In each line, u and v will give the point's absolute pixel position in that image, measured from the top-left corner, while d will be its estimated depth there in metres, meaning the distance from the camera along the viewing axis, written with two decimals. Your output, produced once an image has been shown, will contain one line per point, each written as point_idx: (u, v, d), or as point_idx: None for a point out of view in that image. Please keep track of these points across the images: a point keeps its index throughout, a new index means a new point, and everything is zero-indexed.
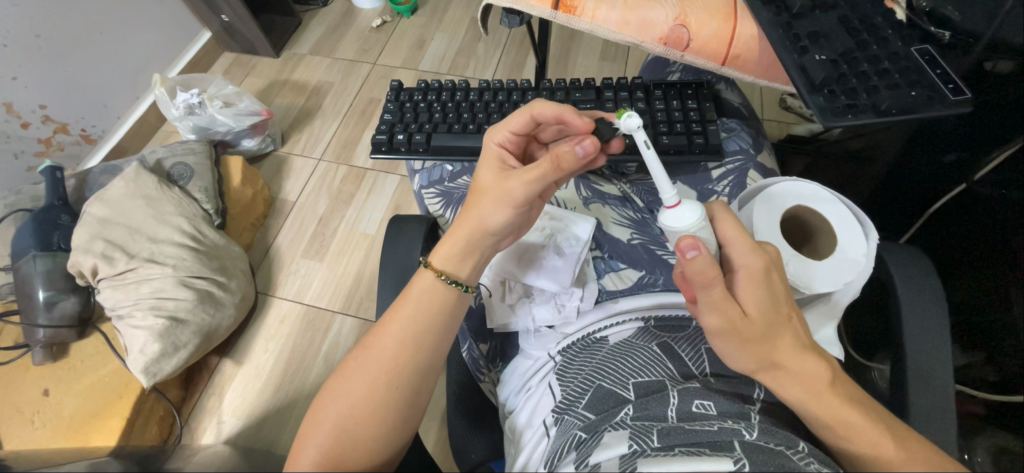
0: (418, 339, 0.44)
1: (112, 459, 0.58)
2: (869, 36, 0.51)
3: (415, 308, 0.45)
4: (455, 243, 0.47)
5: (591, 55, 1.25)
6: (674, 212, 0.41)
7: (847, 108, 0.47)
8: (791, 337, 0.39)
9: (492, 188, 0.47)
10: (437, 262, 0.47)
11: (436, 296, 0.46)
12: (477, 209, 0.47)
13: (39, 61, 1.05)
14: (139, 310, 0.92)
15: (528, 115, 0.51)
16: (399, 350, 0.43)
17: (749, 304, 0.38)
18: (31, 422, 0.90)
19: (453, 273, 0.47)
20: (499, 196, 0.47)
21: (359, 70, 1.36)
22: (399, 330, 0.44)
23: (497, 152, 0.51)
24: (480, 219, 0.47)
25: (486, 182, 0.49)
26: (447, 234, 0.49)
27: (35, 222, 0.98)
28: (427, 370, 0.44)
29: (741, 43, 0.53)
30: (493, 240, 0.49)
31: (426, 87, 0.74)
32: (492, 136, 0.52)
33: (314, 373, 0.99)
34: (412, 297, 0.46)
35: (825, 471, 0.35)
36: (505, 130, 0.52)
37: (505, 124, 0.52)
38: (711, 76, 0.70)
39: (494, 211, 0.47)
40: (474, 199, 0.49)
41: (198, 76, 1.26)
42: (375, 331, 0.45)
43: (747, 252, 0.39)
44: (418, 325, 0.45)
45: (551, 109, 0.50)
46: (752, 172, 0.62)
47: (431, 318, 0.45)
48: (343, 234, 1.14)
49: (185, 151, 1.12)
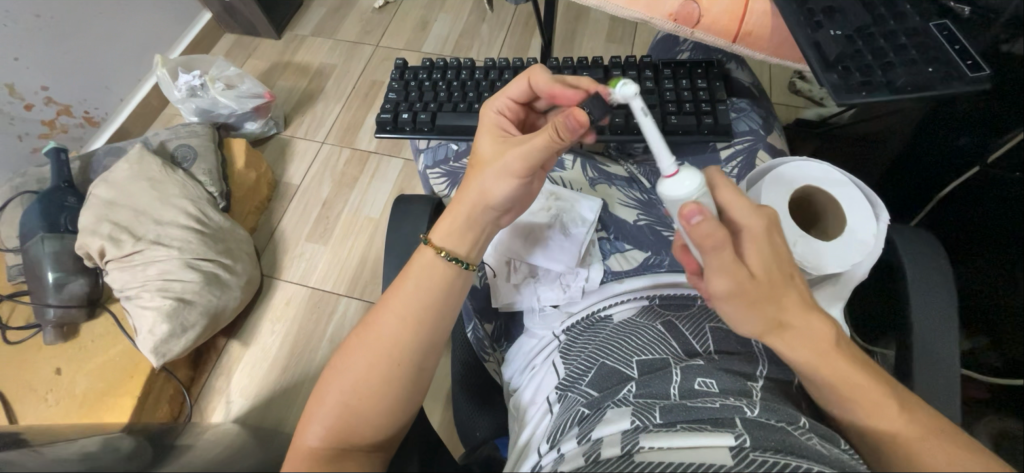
0: (419, 316, 0.44)
1: (124, 435, 0.59)
2: (886, 10, 0.49)
3: (416, 286, 0.45)
4: (456, 220, 0.47)
5: (597, 36, 1.23)
6: (674, 180, 0.38)
7: (862, 86, 0.46)
8: (798, 296, 0.38)
9: (493, 161, 0.48)
10: (437, 240, 0.47)
11: (436, 273, 0.46)
12: (477, 183, 0.47)
13: (39, 41, 1.04)
14: (146, 292, 0.93)
15: (526, 82, 0.52)
16: (400, 327, 0.44)
17: (756, 265, 0.37)
18: (44, 400, 0.91)
19: (454, 250, 0.47)
20: (500, 169, 0.47)
21: (362, 52, 1.34)
22: (401, 309, 0.44)
23: (496, 122, 0.52)
24: (478, 192, 0.47)
25: (485, 154, 0.49)
26: (446, 211, 0.49)
27: (41, 203, 0.99)
28: (430, 349, 0.44)
29: (754, 18, 0.52)
30: (494, 213, 0.49)
31: (431, 66, 0.73)
32: (490, 106, 0.53)
33: (320, 354, 1.01)
34: (412, 274, 0.46)
35: (826, 447, 0.35)
36: (504, 97, 0.53)
37: (505, 90, 0.53)
38: (721, 55, 0.69)
39: (496, 182, 0.47)
40: (474, 173, 0.49)
41: (200, 58, 1.24)
42: (377, 311, 0.45)
43: (747, 212, 0.37)
44: (420, 303, 0.45)
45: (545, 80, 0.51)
46: (761, 153, 0.61)
47: (433, 296, 0.45)
48: (347, 218, 1.14)
49: (188, 133, 1.11)
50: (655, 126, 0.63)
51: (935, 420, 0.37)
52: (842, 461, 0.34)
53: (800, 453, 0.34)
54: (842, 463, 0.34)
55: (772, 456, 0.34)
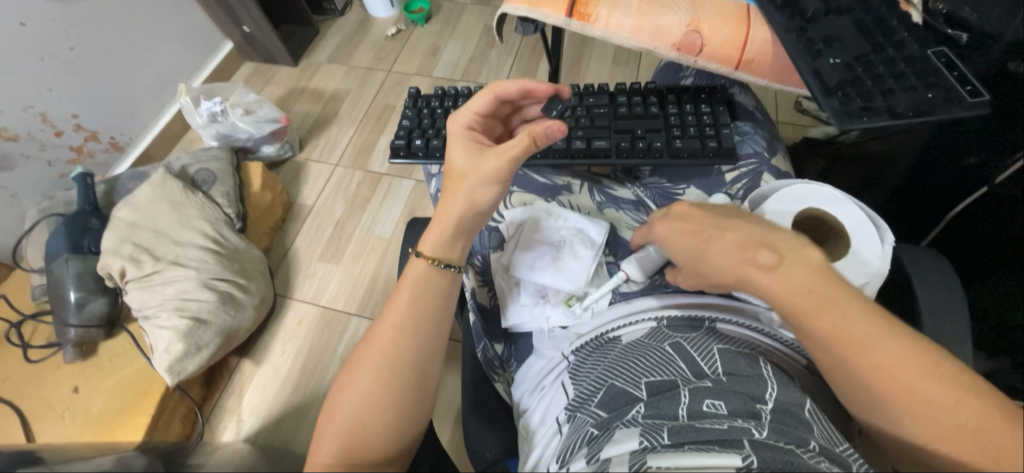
0: (416, 325, 0.46)
1: (139, 453, 0.60)
2: (884, 39, 0.51)
3: (413, 294, 0.47)
4: (444, 230, 0.49)
5: (603, 60, 1.26)
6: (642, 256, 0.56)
7: (863, 111, 0.47)
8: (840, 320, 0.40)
9: (471, 171, 0.50)
10: (426, 251, 0.49)
11: (428, 279, 0.48)
12: (462, 194, 0.49)
13: (72, 72, 1.10)
14: (164, 311, 0.95)
15: (491, 94, 0.55)
16: (399, 337, 0.45)
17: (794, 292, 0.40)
18: (61, 418, 0.93)
19: (445, 257, 0.49)
20: (482, 177, 0.49)
21: (375, 78, 1.39)
22: (399, 318, 0.46)
23: (466, 134, 0.54)
24: (462, 201, 0.49)
25: (462, 166, 0.51)
26: (431, 226, 0.51)
27: (67, 225, 1.02)
28: (429, 356, 0.46)
29: (755, 48, 0.54)
30: (480, 218, 0.52)
31: (443, 93, 0.76)
32: (457, 121, 0.55)
33: (330, 373, 1.01)
34: (407, 285, 0.48)
35: (836, 470, 0.35)
36: (469, 112, 0.55)
37: (468, 106, 0.55)
38: (724, 80, 0.70)
39: (481, 191, 0.49)
40: (455, 185, 0.50)
41: (221, 86, 1.30)
42: (377, 323, 0.47)
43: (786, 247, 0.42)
44: (417, 312, 0.46)
45: (515, 85, 0.55)
46: (766, 176, 0.62)
47: (428, 304, 0.47)
48: (359, 238, 1.16)
49: (208, 157, 1.15)
50: (660, 150, 0.64)
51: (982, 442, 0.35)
52: None
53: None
54: None
55: None
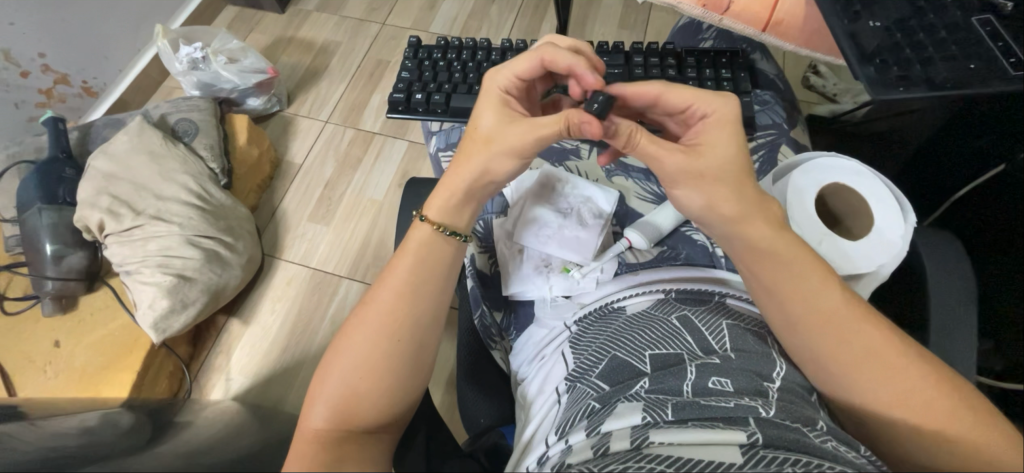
0: (416, 292, 0.44)
1: (125, 411, 0.58)
2: (926, 3, 0.48)
3: (414, 262, 0.45)
4: (453, 195, 0.47)
5: (610, 21, 1.20)
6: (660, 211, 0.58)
7: (899, 80, 0.44)
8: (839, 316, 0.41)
9: (497, 139, 0.47)
10: (432, 215, 0.47)
11: (431, 246, 0.46)
12: (481, 160, 0.47)
13: (36, 5, 1.01)
14: (146, 267, 0.92)
15: (539, 60, 0.50)
16: (397, 304, 0.43)
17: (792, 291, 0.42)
18: (43, 372, 0.91)
19: (452, 224, 0.47)
20: (508, 148, 0.46)
21: (368, 29, 1.31)
22: (398, 285, 0.44)
23: (504, 95, 0.49)
24: (479, 167, 0.47)
25: (489, 130, 0.47)
26: (439, 185, 0.48)
27: (39, 174, 0.96)
28: (429, 321, 0.44)
29: (785, 6, 0.50)
30: (493, 189, 0.50)
31: (445, 45, 0.71)
32: (495, 77, 0.50)
33: (321, 335, 1.00)
34: (409, 251, 0.46)
35: (842, 450, 0.35)
36: (510, 72, 0.50)
37: (513, 65, 0.50)
38: (746, 44, 0.67)
39: (501, 163, 0.47)
40: (477, 148, 0.47)
41: (203, 29, 1.21)
42: (374, 288, 0.45)
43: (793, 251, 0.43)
44: (417, 280, 0.44)
45: (565, 58, 0.50)
46: (784, 148, 0.60)
47: (429, 272, 0.45)
48: (350, 199, 1.12)
49: (189, 107, 1.09)
50: None
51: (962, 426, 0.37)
52: (860, 464, 0.34)
53: (813, 453, 0.34)
54: (857, 465, 0.33)
55: (781, 453, 0.34)
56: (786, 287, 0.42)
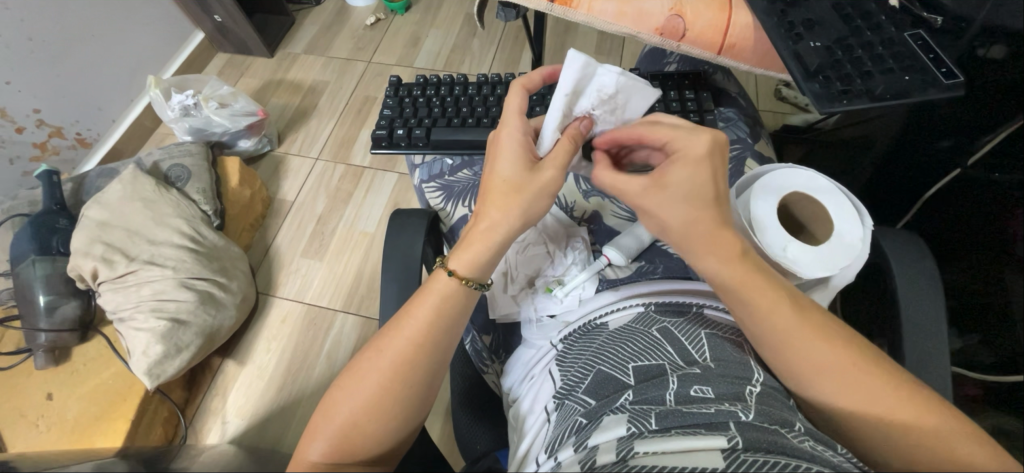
0: (425, 338, 0.44)
1: (118, 460, 0.58)
2: (863, 22, 0.52)
3: (435, 311, 0.45)
4: (482, 252, 0.47)
5: (586, 48, 1.25)
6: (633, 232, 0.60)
7: (843, 94, 0.47)
8: (822, 336, 0.42)
9: (532, 185, 0.47)
10: (461, 270, 0.47)
11: (455, 299, 0.46)
12: (521, 209, 0.47)
13: (32, 64, 1.05)
14: (140, 313, 0.92)
15: (521, 88, 0.52)
16: (411, 350, 0.43)
17: (781, 322, 0.42)
18: (35, 426, 0.90)
19: (478, 278, 0.48)
20: (539, 191, 0.47)
21: (354, 67, 1.36)
22: (416, 334, 0.44)
23: (520, 140, 0.49)
24: (508, 229, 0.47)
25: (518, 178, 0.47)
26: (469, 242, 0.47)
27: (33, 226, 0.98)
28: (439, 369, 0.45)
29: (737, 31, 0.54)
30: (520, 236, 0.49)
31: (425, 82, 0.74)
32: (506, 128, 0.50)
33: (317, 372, 1.00)
34: (431, 301, 0.46)
35: (818, 448, 0.36)
36: (512, 114, 0.51)
37: (507, 109, 0.51)
38: (707, 66, 0.71)
39: (537, 205, 0.48)
40: (512, 198, 0.47)
41: (192, 78, 1.24)
42: (388, 332, 0.45)
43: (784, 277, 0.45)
44: (428, 325, 0.44)
45: (538, 76, 0.54)
46: (749, 161, 0.64)
47: (445, 321, 0.45)
48: (342, 233, 1.14)
49: (180, 153, 1.11)
50: None
51: (956, 441, 0.37)
52: (834, 460, 0.35)
53: (794, 455, 0.34)
54: (834, 464, 0.34)
55: (761, 456, 0.34)
56: (765, 312, 0.42)
